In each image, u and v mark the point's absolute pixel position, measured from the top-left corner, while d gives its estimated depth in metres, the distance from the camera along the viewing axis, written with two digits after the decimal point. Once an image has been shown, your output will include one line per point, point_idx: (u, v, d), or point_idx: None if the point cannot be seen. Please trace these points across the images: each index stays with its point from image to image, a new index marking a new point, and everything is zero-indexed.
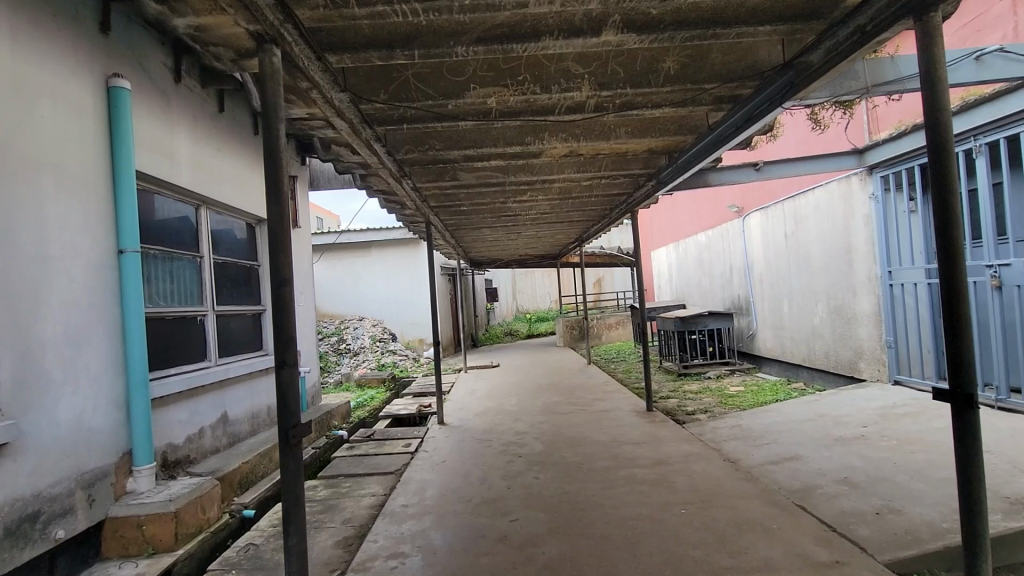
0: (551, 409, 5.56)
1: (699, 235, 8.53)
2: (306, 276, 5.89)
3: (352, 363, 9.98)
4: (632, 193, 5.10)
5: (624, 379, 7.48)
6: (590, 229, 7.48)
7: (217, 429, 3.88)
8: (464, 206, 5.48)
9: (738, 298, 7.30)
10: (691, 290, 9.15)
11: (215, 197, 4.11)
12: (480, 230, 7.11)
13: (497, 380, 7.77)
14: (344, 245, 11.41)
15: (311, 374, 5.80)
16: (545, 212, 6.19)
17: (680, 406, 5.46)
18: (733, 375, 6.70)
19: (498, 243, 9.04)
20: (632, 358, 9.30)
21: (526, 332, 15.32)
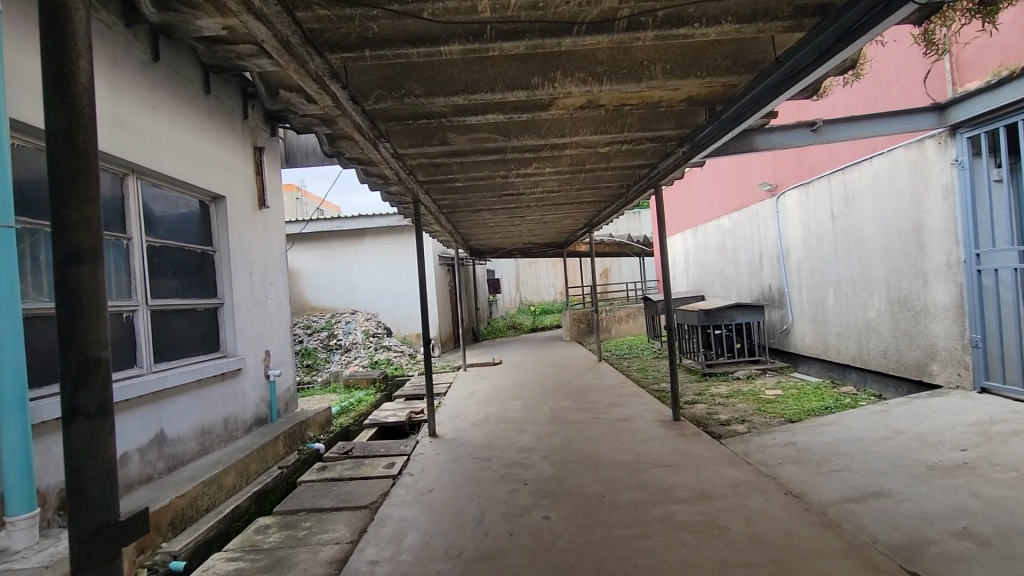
0: (561, 418, 4.79)
1: (723, 219, 7.71)
2: (279, 265, 5.12)
3: (342, 360, 9.27)
4: (657, 164, 4.29)
5: (641, 380, 6.70)
6: (604, 212, 6.70)
7: (148, 453, 3.12)
8: (459, 182, 4.69)
9: (770, 288, 6.49)
10: (712, 280, 8.35)
11: (146, 165, 3.33)
12: (479, 212, 6.32)
13: (499, 380, 6.99)
14: (335, 232, 10.64)
15: (285, 378, 5.04)
16: (553, 190, 5.38)
17: (711, 415, 4.68)
18: (765, 375, 5.92)
19: (500, 229, 8.26)
20: (647, 354, 8.53)
21: (530, 325, 14.56)
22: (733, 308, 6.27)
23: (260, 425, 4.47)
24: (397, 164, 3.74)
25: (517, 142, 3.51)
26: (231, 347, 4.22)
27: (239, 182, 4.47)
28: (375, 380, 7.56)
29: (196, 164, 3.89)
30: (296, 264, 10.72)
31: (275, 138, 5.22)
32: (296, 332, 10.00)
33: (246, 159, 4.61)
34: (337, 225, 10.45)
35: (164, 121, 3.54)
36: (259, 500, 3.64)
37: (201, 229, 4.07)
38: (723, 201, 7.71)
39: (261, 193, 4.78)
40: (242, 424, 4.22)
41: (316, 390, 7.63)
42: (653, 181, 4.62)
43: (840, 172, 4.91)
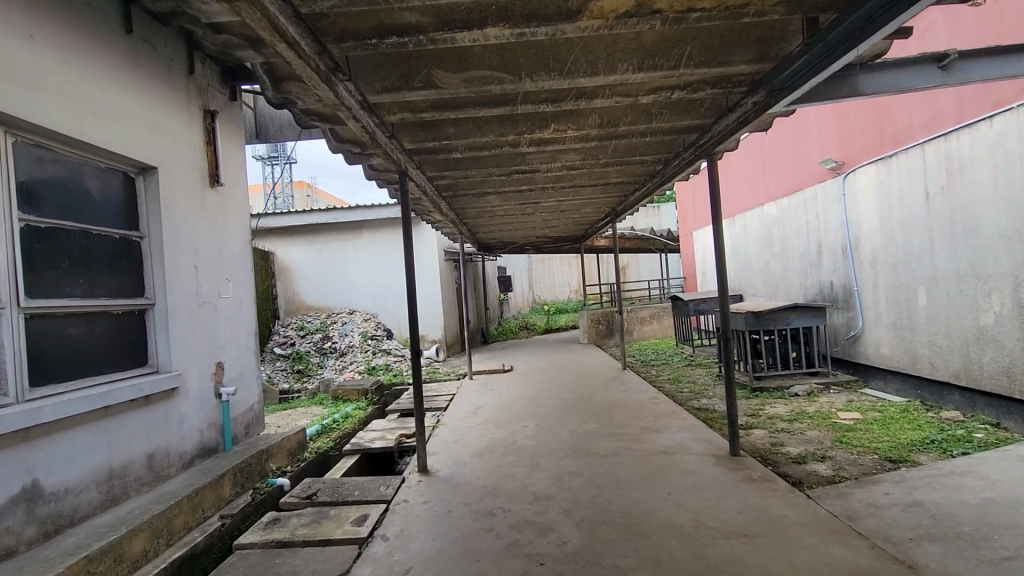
0: (585, 449, 3.80)
1: (770, 206, 6.65)
2: (240, 256, 4.20)
3: (337, 366, 8.40)
4: (713, 125, 3.32)
5: (677, 393, 5.69)
6: (632, 197, 5.73)
7: (8, 518, 2.21)
8: (458, 153, 3.75)
9: (831, 286, 5.45)
10: (754, 276, 7.29)
11: (19, 117, 2.41)
12: (485, 196, 5.38)
13: (510, 392, 6.01)
14: (331, 225, 9.73)
15: (246, 396, 4.11)
16: (573, 166, 4.42)
17: (778, 447, 3.68)
18: (830, 392, 4.90)
19: (511, 218, 7.28)
20: (677, 361, 7.52)
21: (544, 326, 13.57)
22: (787, 309, 5.29)
23: (206, 458, 3.54)
24: (368, 120, 2.80)
25: (531, 85, 2.56)
26: (164, 361, 3.28)
27: (178, 152, 3.54)
28: (367, 392, 6.54)
29: (109, 124, 2.96)
30: (289, 260, 9.82)
31: (235, 102, 4.29)
32: (288, 335, 9.13)
33: (191, 123, 3.69)
34: (333, 217, 9.53)
35: (55, 61, 2.62)
36: (183, 569, 2.72)
37: (122, 208, 3.16)
38: (770, 186, 6.67)
39: (212, 167, 3.86)
40: (180, 459, 3.30)
41: (301, 402, 6.70)
42: (703, 148, 3.65)
43: (941, 138, 3.88)
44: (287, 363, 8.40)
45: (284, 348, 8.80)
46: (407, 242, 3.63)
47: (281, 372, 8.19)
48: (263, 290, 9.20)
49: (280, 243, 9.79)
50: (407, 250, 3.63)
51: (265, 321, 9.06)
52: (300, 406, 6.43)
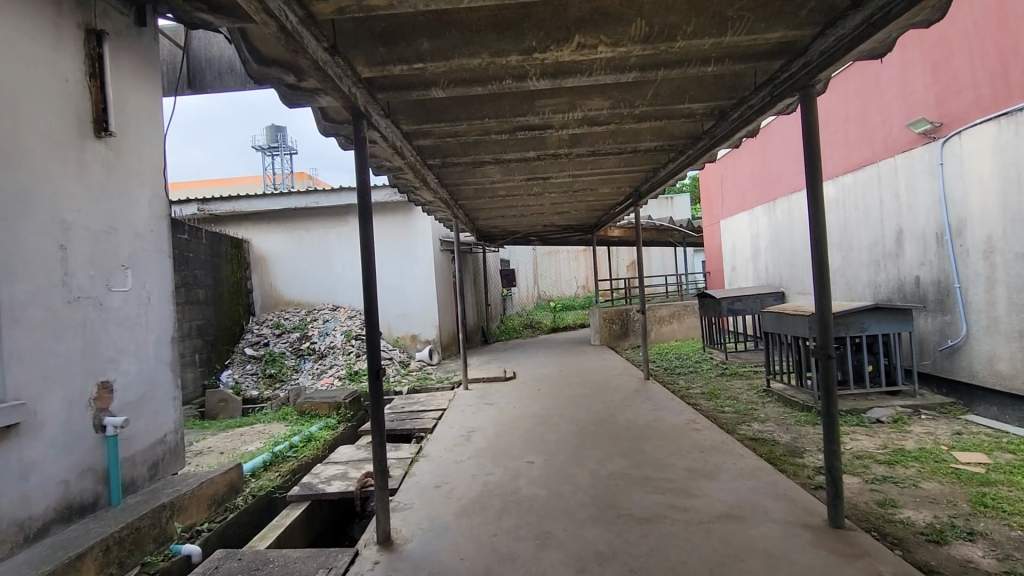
0: (614, 508, 2.71)
1: (829, 186, 5.53)
2: (147, 234, 3.11)
3: (314, 371, 7.34)
4: (818, 41, 2.24)
5: (720, 414, 4.57)
6: (665, 170, 4.62)
7: None
8: (440, 93, 2.65)
9: (915, 283, 4.36)
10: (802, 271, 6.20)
11: None
12: (484, 166, 4.30)
13: (512, 410, 4.92)
14: (312, 210, 8.63)
15: (150, 422, 3.03)
16: (598, 120, 3.34)
17: (892, 510, 2.59)
18: (925, 421, 3.80)
19: (515, 201, 6.19)
20: (708, 369, 6.42)
21: (550, 324, 12.46)
22: (864, 312, 4.18)
23: (75, 520, 2.47)
24: (283, 7, 1.72)
25: None
26: None
27: (35, 81, 2.43)
28: (339, 406, 5.33)
29: None
30: (264, 249, 8.70)
31: (146, 28, 3.18)
32: (262, 333, 8.07)
33: (60, 42, 2.57)
34: (315, 201, 8.44)
35: None
36: None
37: None
38: (828, 161, 5.55)
39: (98, 109, 2.76)
40: (25, 530, 2.23)
41: (262, 416, 5.58)
42: (790, 82, 2.54)
43: None
44: (258, 367, 7.36)
45: (255, 348, 7.75)
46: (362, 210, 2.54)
47: (250, 378, 7.15)
48: (235, 282, 8.12)
49: (256, 230, 8.69)
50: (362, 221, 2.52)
51: (236, 318, 7.99)
52: (258, 422, 5.30)
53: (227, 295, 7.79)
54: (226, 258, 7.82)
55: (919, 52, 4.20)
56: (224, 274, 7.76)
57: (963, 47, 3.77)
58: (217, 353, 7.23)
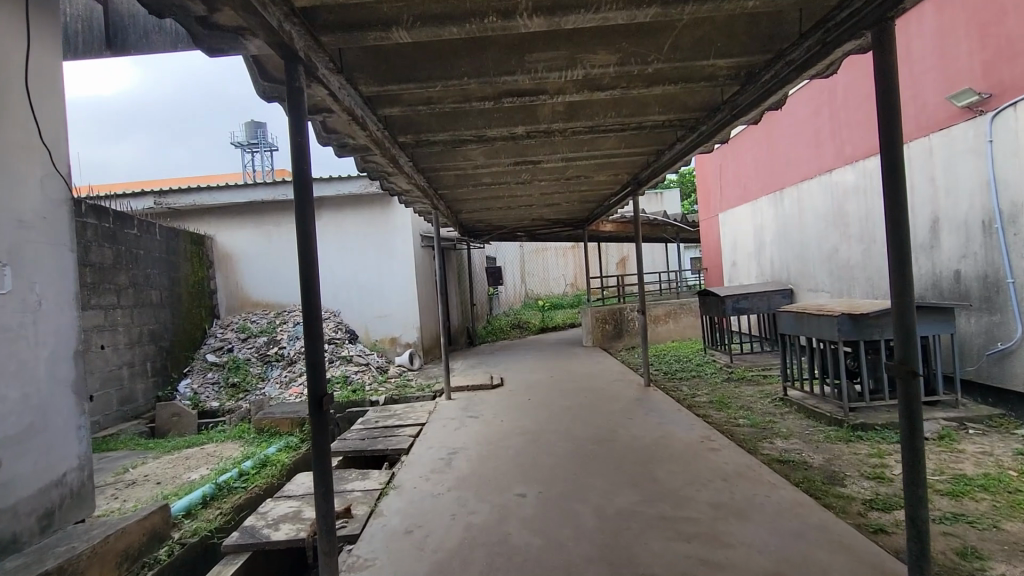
0: (630, 565, 2.13)
1: (848, 171, 5.02)
2: (36, 222, 2.46)
3: (282, 379, 6.67)
4: None
5: (736, 428, 4.01)
6: (672, 150, 4.07)
7: None
8: (404, 37, 2.08)
9: (955, 278, 3.86)
10: (814, 266, 5.70)
11: None
12: (466, 146, 3.71)
13: (499, 425, 4.33)
14: (281, 204, 7.95)
15: (41, 461, 2.39)
16: (603, 80, 2.76)
17: (982, 564, 2.05)
18: (978, 438, 3.29)
19: (502, 190, 5.60)
20: (714, 375, 5.88)
21: (539, 323, 11.89)
22: None
23: None
24: None
25: None
26: None
27: None
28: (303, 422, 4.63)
29: None
30: (229, 246, 8.00)
31: None
32: (225, 338, 7.39)
33: None
34: (284, 194, 7.73)
35: None
36: None
37: None
38: (845, 144, 5.06)
39: None
40: None
41: (216, 434, 4.90)
42: (853, 21, 2.00)
43: None
44: (220, 375, 6.69)
45: (218, 355, 7.07)
46: (298, 189, 1.92)
47: (210, 389, 6.48)
48: (196, 282, 7.42)
49: (220, 225, 7.98)
50: (299, 203, 1.91)
51: (197, 321, 7.30)
52: (209, 441, 4.63)
53: (186, 296, 7.08)
54: (184, 255, 7.12)
55: (959, 16, 3.70)
56: (183, 273, 7.05)
57: (1016, 5, 3.27)
58: (174, 360, 6.55)
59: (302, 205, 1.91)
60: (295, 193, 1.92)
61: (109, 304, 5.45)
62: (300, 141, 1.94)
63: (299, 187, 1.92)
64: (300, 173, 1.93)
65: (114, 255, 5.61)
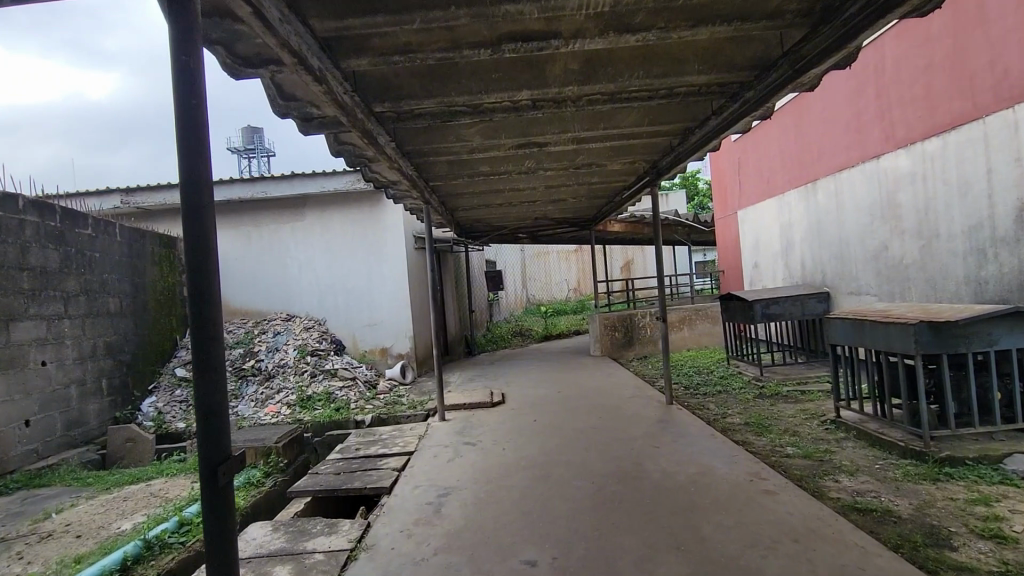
0: None
1: (900, 157, 4.36)
2: None
3: (257, 396, 5.98)
4: None
5: (786, 459, 3.33)
6: (705, 126, 3.42)
7: None
8: None
9: None
10: (856, 266, 5.03)
11: None
12: (460, 119, 3.05)
13: (500, 456, 3.64)
14: (261, 202, 7.27)
15: None
16: (637, 14, 2.09)
17: None
18: None
19: (502, 181, 4.94)
20: (742, 390, 5.20)
21: (542, 330, 11.19)
22: (993, 318, 2.99)
23: None
24: None
25: None
26: None
27: None
28: (269, 453, 3.89)
29: None
30: None
31: None
32: None
33: None
34: (263, 191, 7.02)
35: None
36: None
37: None
38: (895, 125, 4.42)
39: None
40: None
41: (165, 464, 4.15)
42: None
43: None
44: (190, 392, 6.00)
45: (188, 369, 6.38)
46: (183, 141, 1.19)
47: (177, 408, 5.80)
48: (166, 288, 6.75)
49: None
50: (185, 163, 1.19)
51: (167, 331, 6.63)
52: (157, 476, 3.91)
53: (153, 303, 6.41)
54: (152, 258, 6.45)
55: None
56: (150, 278, 6.38)
57: None
58: (137, 376, 5.87)
59: (190, 166, 1.19)
60: (179, 146, 1.19)
61: (54, 314, 4.78)
62: (187, 64, 1.21)
63: (185, 136, 1.19)
64: (185, 113, 1.19)
65: (60, 258, 4.93)
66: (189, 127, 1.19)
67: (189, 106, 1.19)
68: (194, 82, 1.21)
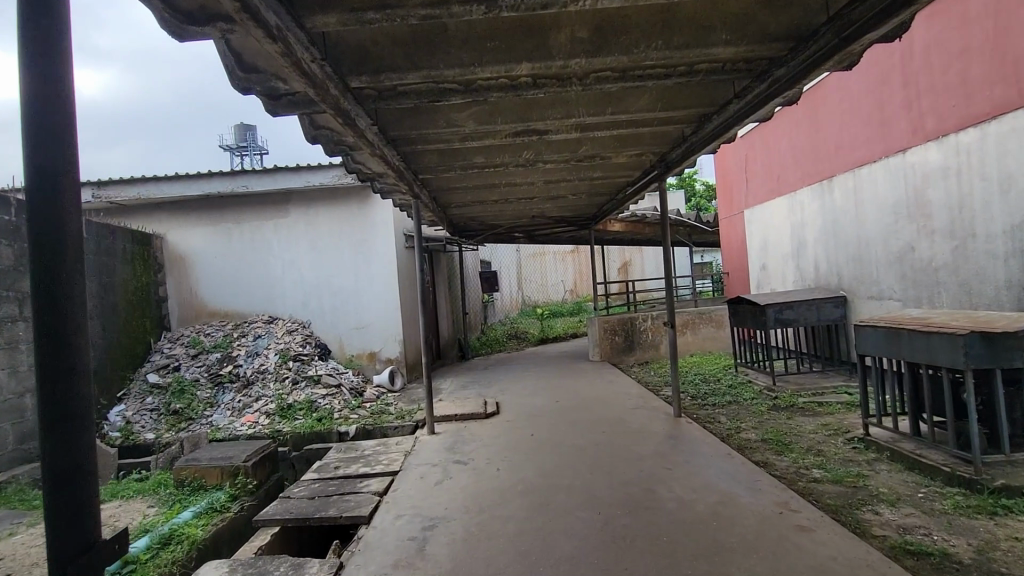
0: None
1: (930, 150, 4.02)
2: None
3: (234, 404, 5.57)
4: None
5: (816, 485, 2.96)
6: (725, 111, 3.07)
7: None
8: None
9: None
10: (877, 268, 4.69)
11: None
12: (450, 99, 2.68)
13: (494, 479, 3.26)
14: (242, 198, 6.86)
15: None
16: None
17: None
18: None
19: (498, 174, 4.57)
20: (755, 401, 4.84)
21: (538, 333, 10.82)
22: None
23: None
24: None
25: None
26: None
27: None
28: (236, 472, 3.49)
29: None
30: (182, 247, 6.93)
31: None
32: (172, 354, 6.29)
33: None
34: (244, 185, 6.61)
35: None
36: None
37: None
38: (924, 116, 4.08)
39: None
40: None
41: (124, 483, 3.69)
42: None
43: None
44: (161, 401, 5.59)
45: (160, 375, 5.97)
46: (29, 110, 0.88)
47: (147, 418, 5.39)
48: (139, 288, 6.35)
49: (172, 223, 6.93)
50: (32, 139, 0.88)
51: (140, 334, 6.23)
52: (111, 500, 3.46)
53: (124, 304, 6.00)
54: (123, 256, 6.04)
55: None
56: (120, 277, 5.98)
57: None
58: (103, 383, 5.47)
59: (39, 144, 0.88)
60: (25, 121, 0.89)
61: (7, 316, 4.36)
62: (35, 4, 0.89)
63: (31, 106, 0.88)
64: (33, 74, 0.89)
65: (15, 256, 4.52)
66: (36, 82, 0.88)
67: (36, 63, 0.88)
68: (46, 24, 0.90)
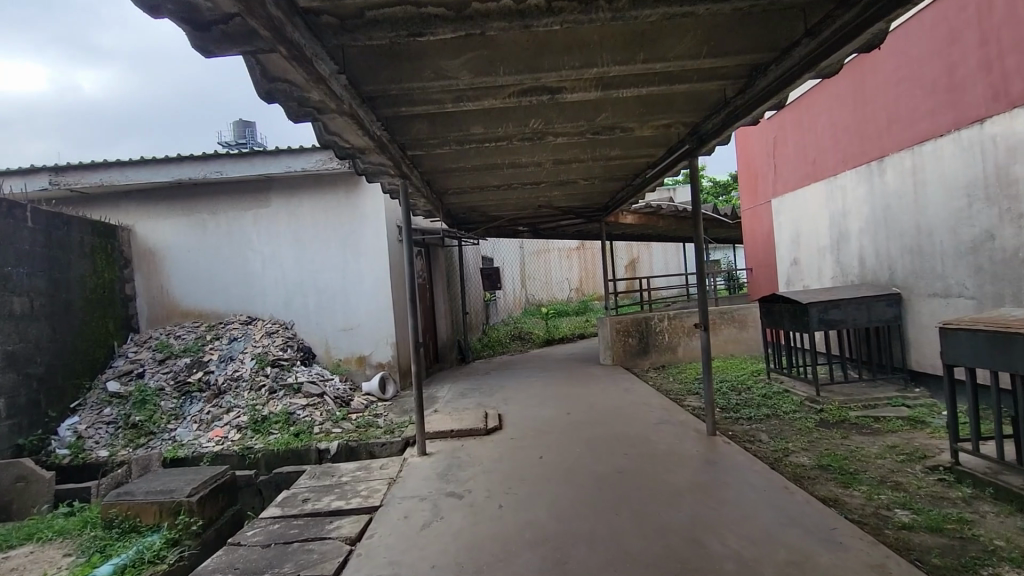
0: None
1: (1018, 117, 3.34)
2: None
3: (201, 416, 4.93)
4: None
5: (909, 534, 2.30)
6: (790, 54, 2.40)
7: None
8: None
9: None
10: (941, 260, 4.01)
11: None
12: (436, 30, 2.02)
13: (494, 521, 2.61)
14: (218, 186, 6.22)
15: None
16: None
17: None
18: None
19: (500, 151, 3.91)
20: (797, 415, 4.18)
21: (543, 334, 10.17)
22: None
23: None
24: None
25: None
26: None
27: None
28: (177, 511, 2.86)
29: None
30: (152, 241, 6.31)
31: None
32: (138, 359, 5.67)
33: None
34: (218, 171, 5.94)
35: None
36: None
37: None
38: (1008, 77, 3.40)
39: None
40: None
41: (45, 526, 3.11)
42: None
43: None
44: (119, 412, 4.96)
45: (122, 382, 5.34)
46: None
47: (102, 432, 4.77)
48: (101, 286, 5.72)
49: (141, 214, 6.30)
50: None
51: (101, 337, 5.61)
52: (22, 544, 2.93)
53: (82, 304, 5.39)
54: (80, 250, 5.40)
55: None
56: (77, 273, 5.37)
57: None
58: (53, 393, 4.90)
59: None
60: None
61: None
62: None
63: None
64: None
65: None
66: None
67: None
68: None
